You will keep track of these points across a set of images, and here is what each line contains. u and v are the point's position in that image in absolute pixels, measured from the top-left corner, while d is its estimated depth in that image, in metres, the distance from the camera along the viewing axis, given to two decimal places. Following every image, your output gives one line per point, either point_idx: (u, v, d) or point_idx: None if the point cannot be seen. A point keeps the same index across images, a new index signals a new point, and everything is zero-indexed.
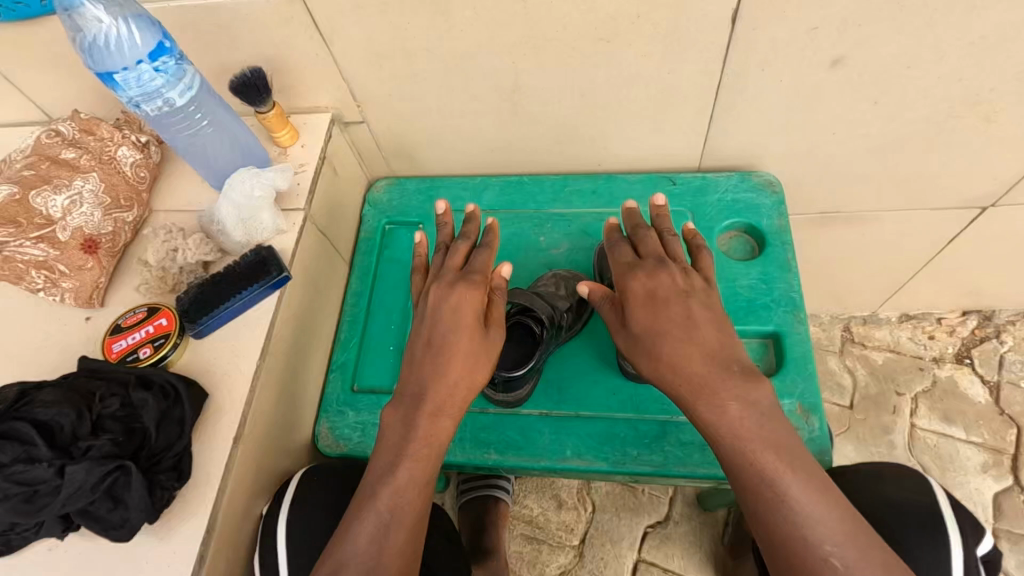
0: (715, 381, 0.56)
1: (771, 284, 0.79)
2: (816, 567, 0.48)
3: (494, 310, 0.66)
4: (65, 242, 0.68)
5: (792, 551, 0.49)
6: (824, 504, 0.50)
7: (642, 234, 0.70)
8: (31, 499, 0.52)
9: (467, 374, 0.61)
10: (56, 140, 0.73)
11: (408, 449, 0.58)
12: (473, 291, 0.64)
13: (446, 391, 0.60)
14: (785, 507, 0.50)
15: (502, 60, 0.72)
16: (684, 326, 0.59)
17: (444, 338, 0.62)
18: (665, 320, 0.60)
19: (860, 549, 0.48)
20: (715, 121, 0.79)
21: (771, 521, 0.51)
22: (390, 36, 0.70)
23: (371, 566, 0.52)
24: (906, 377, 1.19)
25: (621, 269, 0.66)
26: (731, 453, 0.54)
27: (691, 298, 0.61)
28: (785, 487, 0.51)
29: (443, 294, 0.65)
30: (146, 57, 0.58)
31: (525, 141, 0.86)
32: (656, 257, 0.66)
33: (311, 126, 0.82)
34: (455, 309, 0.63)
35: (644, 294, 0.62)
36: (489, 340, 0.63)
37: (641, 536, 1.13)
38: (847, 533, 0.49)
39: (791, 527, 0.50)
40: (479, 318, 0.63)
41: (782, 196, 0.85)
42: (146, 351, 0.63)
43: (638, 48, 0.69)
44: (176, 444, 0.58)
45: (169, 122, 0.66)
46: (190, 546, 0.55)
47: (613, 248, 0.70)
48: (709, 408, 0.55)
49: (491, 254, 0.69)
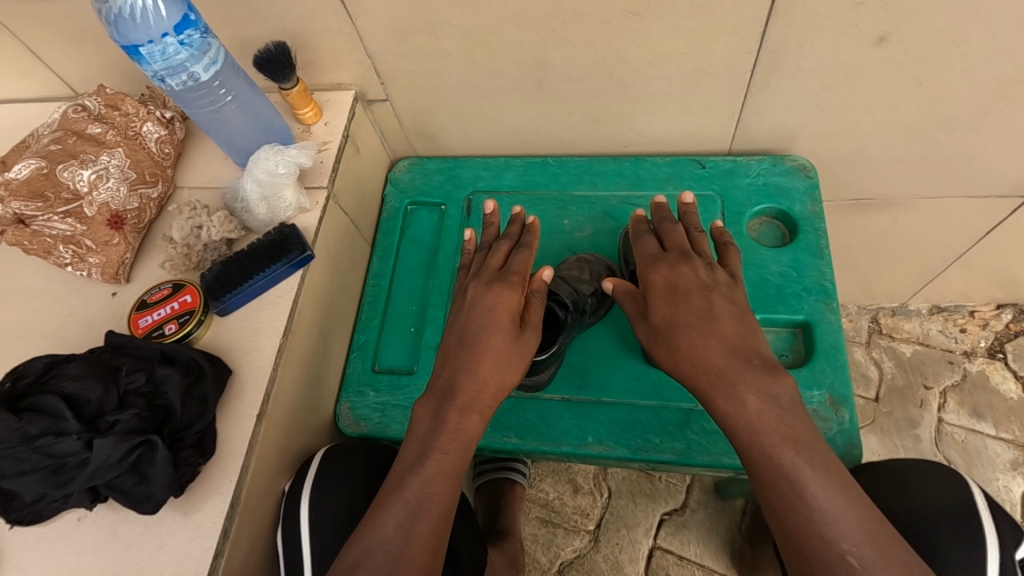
0: (741, 375, 0.54)
1: (802, 271, 0.76)
2: (832, 565, 0.47)
3: (531, 313, 0.65)
4: (92, 217, 0.67)
5: (809, 550, 0.48)
6: (845, 504, 0.49)
7: (668, 228, 0.68)
8: (58, 471, 0.52)
9: (491, 360, 0.61)
10: (83, 115, 0.71)
11: (438, 439, 0.58)
12: (510, 292, 0.64)
13: (473, 376, 0.60)
14: (804, 504, 0.49)
15: (529, 35, 0.70)
16: (706, 318, 0.58)
17: (476, 336, 0.62)
18: (685, 312, 0.59)
19: (881, 550, 0.47)
20: (748, 101, 0.77)
21: (787, 517, 0.49)
22: (417, 10, 0.68)
23: (396, 555, 0.52)
24: (934, 370, 1.16)
25: (645, 261, 0.65)
26: (748, 446, 0.52)
27: (713, 292, 0.60)
28: (803, 483, 0.49)
29: (481, 292, 0.65)
30: (171, 30, 0.56)
31: (550, 121, 0.84)
32: (681, 250, 0.64)
33: (333, 103, 0.81)
34: (487, 309, 0.63)
35: (665, 288, 0.61)
36: (522, 341, 0.62)
37: (657, 523, 1.13)
38: (868, 533, 0.47)
39: (809, 524, 0.48)
40: (514, 318, 0.63)
41: (815, 180, 0.81)
42: (171, 328, 0.63)
43: (669, 22, 0.67)
44: (198, 421, 0.58)
45: (192, 97, 0.64)
46: (215, 522, 0.56)
47: (637, 239, 0.68)
48: (731, 402, 0.53)
49: (530, 254, 0.68)
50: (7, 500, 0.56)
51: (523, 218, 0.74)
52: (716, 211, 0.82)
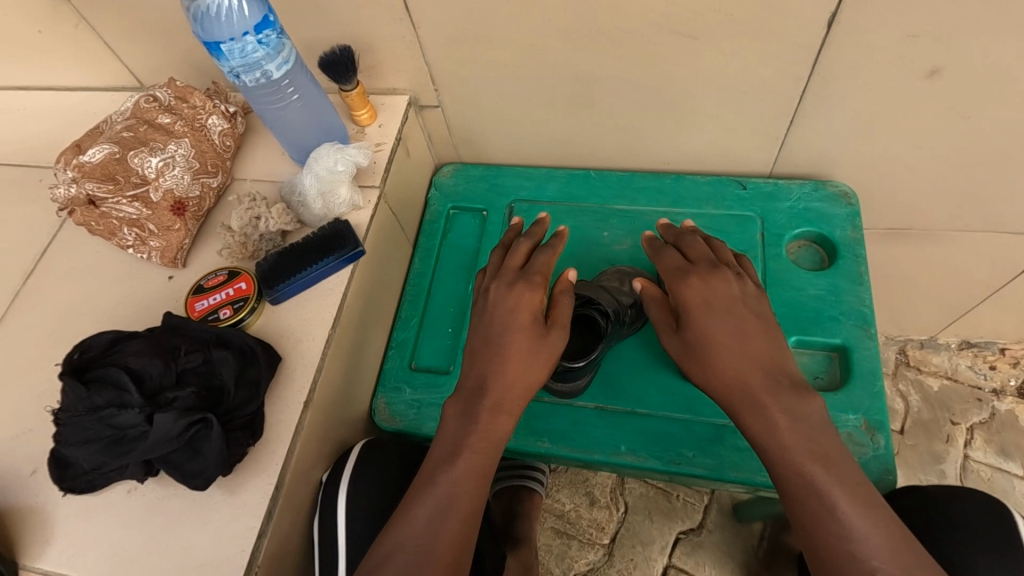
0: (771, 394, 0.55)
1: (840, 296, 0.76)
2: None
3: (558, 310, 0.65)
4: (156, 202, 0.70)
5: (838, 566, 0.49)
6: (875, 523, 0.49)
7: (688, 242, 0.69)
8: (119, 442, 0.54)
9: (517, 361, 0.62)
10: (154, 106, 0.74)
11: (468, 439, 0.59)
12: (532, 291, 0.65)
13: (502, 376, 0.61)
14: (833, 520, 0.50)
15: (583, 51, 0.73)
16: (738, 331, 0.59)
17: (500, 336, 0.63)
18: (720, 328, 0.59)
19: (908, 568, 0.48)
20: (794, 126, 0.78)
21: (816, 532, 0.50)
22: (478, 22, 0.71)
23: (425, 551, 0.54)
24: (962, 406, 1.15)
25: (672, 273, 0.65)
26: (779, 462, 0.53)
27: (745, 308, 0.60)
28: (834, 500, 0.50)
29: (503, 293, 0.65)
30: (252, 29, 0.59)
31: (596, 135, 0.86)
32: (707, 261, 0.65)
33: (389, 107, 0.84)
34: (513, 308, 0.64)
35: (700, 302, 0.60)
36: (547, 342, 0.63)
37: (672, 541, 1.13)
38: (896, 550, 0.48)
39: (838, 540, 0.49)
40: (537, 318, 0.64)
41: (857, 208, 0.82)
42: (226, 313, 0.66)
43: (722, 46, 0.69)
44: (250, 404, 0.60)
45: (261, 93, 0.67)
46: (260, 502, 0.58)
47: (659, 254, 0.68)
48: (759, 421, 0.54)
49: (553, 255, 0.69)
50: (62, 468, 0.59)
51: (547, 222, 0.75)
52: (755, 232, 0.83)
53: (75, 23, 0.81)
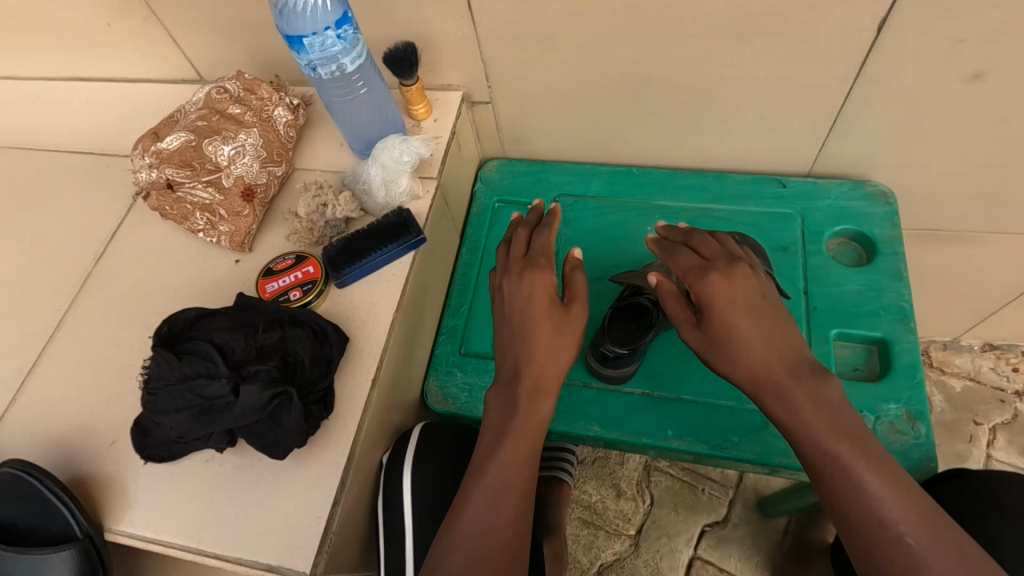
0: (794, 378, 0.57)
1: (880, 291, 0.79)
2: (889, 544, 0.50)
3: (573, 287, 0.68)
4: (228, 188, 0.73)
5: (869, 534, 0.51)
6: (900, 489, 0.52)
7: (697, 239, 0.67)
8: (207, 412, 0.58)
9: (546, 344, 0.64)
10: (225, 97, 0.77)
11: (512, 423, 0.62)
12: (542, 275, 0.67)
13: (533, 362, 0.64)
14: (860, 491, 0.52)
15: (637, 51, 0.75)
16: (759, 322, 0.59)
17: (523, 324, 0.66)
18: (742, 324, 0.59)
19: (933, 529, 0.51)
20: (836, 127, 0.80)
21: (845, 504, 0.53)
22: (537, 22, 0.74)
23: (488, 531, 0.57)
24: (984, 407, 1.17)
25: (691, 272, 0.63)
26: (804, 439, 0.55)
27: (766, 302, 0.60)
28: (859, 472, 0.53)
29: (516, 284, 0.67)
30: (332, 25, 0.63)
31: (641, 133, 0.89)
32: (723, 257, 0.63)
33: (443, 102, 0.87)
34: (528, 297, 0.66)
35: (723, 299, 0.59)
36: (569, 318, 0.66)
37: (698, 534, 1.15)
38: (919, 512, 0.51)
39: (866, 510, 0.52)
40: (552, 299, 0.67)
41: (895, 207, 0.84)
42: (296, 295, 0.69)
43: (773, 49, 0.72)
44: (323, 379, 0.63)
45: (333, 86, 0.70)
46: (334, 473, 0.61)
47: (671, 254, 0.66)
48: (782, 405, 0.57)
49: (551, 234, 0.72)
50: (143, 437, 0.63)
51: (542, 207, 0.79)
52: (796, 229, 0.85)
53: (144, 18, 0.85)
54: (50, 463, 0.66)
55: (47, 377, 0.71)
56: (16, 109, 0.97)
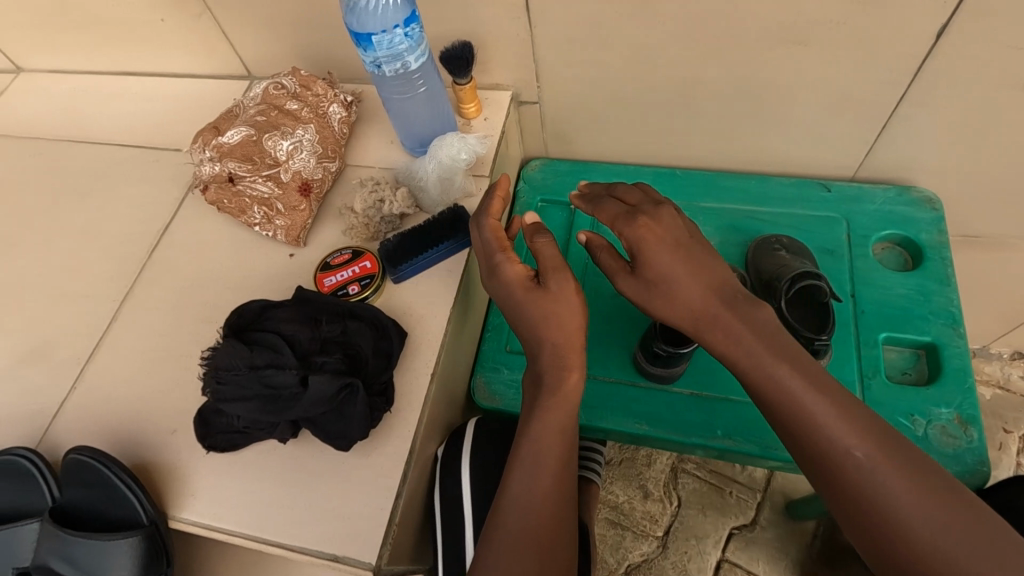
0: (766, 348, 0.56)
1: (928, 296, 0.79)
2: (872, 504, 0.51)
3: (541, 259, 0.64)
4: (286, 183, 0.75)
5: (854, 498, 0.52)
6: (882, 448, 0.52)
7: (620, 189, 0.69)
8: (275, 401, 0.59)
9: (551, 325, 0.61)
10: (282, 93, 0.78)
11: (540, 399, 0.61)
12: (509, 265, 0.64)
13: (541, 345, 0.62)
14: (840, 455, 0.52)
15: (690, 53, 0.76)
16: (686, 257, 0.61)
17: (519, 317, 0.63)
18: (676, 262, 0.60)
19: (919, 487, 0.51)
20: (886, 132, 0.81)
21: (827, 468, 0.53)
22: (593, 23, 0.75)
23: (531, 507, 0.58)
24: (1015, 416, 1.17)
25: (618, 218, 0.65)
26: (782, 401, 0.55)
27: (695, 242, 0.63)
28: (837, 437, 0.53)
29: (492, 279, 0.65)
30: (401, 23, 0.63)
31: (686, 136, 0.89)
32: (645, 202, 0.66)
33: (492, 102, 0.88)
34: (506, 288, 0.64)
35: (655, 241, 0.61)
36: (558, 297, 0.62)
37: (726, 536, 1.15)
38: (903, 470, 0.51)
39: (850, 474, 0.52)
40: (529, 282, 0.63)
41: (941, 213, 0.84)
42: (354, 289, 0.70)
43: (828, 53, 0.72)
44: (385, 373, 0.64)
45: (394, 84, 0.71)
46: (395, 465, 0.61)
47: (597, 204, 0.68)
48: (758, 371, 0.56)
49: (493, 213, 0.67)
50: (206, 426, 0.65)
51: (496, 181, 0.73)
52: (841, 232, 0.86)
53: (198, 15, 0.86)
54: (113, 450, 0.67)
55: (104, 366, 0.72)
56: (66, 103, 0.98)
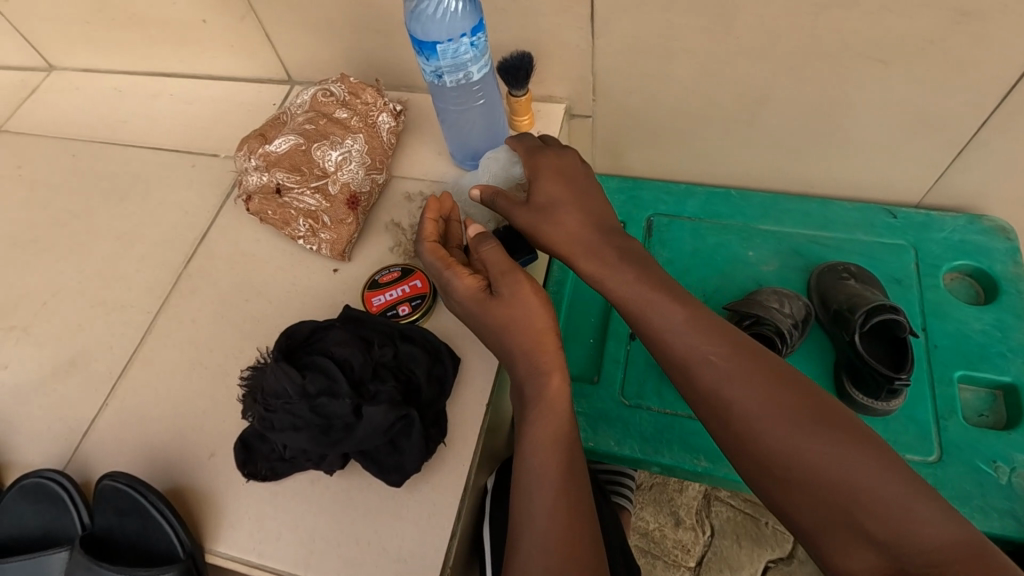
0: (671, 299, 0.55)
1: (1006, 331, 0.75)
2: (775, 456, 0.48)
3: (486, 261, 0.57)
4: (334, 195, 0.71)
5: (762, 455, 0.48)
6: (782, 394, 0.49)
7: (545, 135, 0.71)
8: (326, 432, 0.55)
9: (511, 335, 0.55)
10: (331, 100, 0.75)
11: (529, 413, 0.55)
12: (458, 280, 0.58)
13: (512, 357, 0.56)
14: (736, 410, 0.50)
15: (760, 72, 0.73)
16: (578, 187, 0.63)
17: (487, 333, 0.58)
18: (569, 191, 0.62)
19: (819, 429, 0.47)
20: (963, 158, 0.76)
21: (731, 427, 0.50)
22: (660, 34, 0.71)
23: (548, 536, 0.49)
24: None
25: (529, 151, 0.66)
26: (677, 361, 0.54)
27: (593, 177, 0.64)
28: (727, 391, 0.51)
29: (455, 300, 0.60)
30: (468, 32, 0.60)
31: (745, 155, 0.85)
32: (557, 143, 0.67)
33: (544, 113, 0.84)
34: (465, 302, 0.58)
35: (556, 173, 0.63)
36: (513, 301, 0.55)
37: (762, 569, 0.99)
38: (804, 414, 0.48)
39: (750, 429, 0.49)
40: (482, 293, 0.57)
41: (1017, 243, 0.80)
42: (405, 309, 0.66)
43: (911, 74, 0.68)
44: (439, 401, 0.60)
45: (451, 94, 0.68)
46: (448, 502, 0.57)
47: (519, 137, 0.69)
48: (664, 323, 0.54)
49: (427, 231, 0.62)
50: (248, 452, 0.60)
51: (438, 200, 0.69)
52: (910, 261, 0.82)
53: (243, 16, 0.83)
54: (147, 473, 0.63)
55: (137, 381, 0.69)
56: (101, 102, 0.95)
